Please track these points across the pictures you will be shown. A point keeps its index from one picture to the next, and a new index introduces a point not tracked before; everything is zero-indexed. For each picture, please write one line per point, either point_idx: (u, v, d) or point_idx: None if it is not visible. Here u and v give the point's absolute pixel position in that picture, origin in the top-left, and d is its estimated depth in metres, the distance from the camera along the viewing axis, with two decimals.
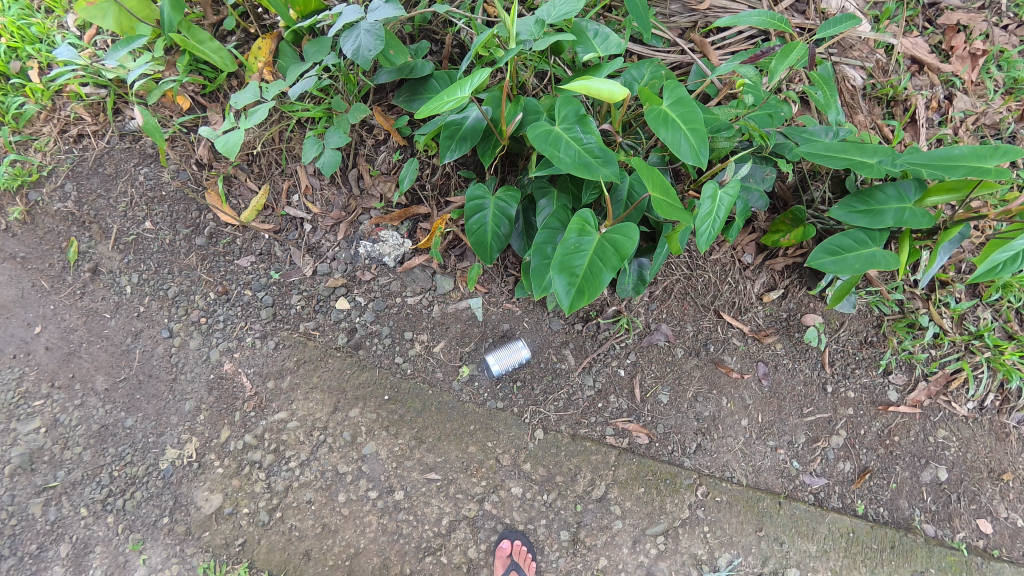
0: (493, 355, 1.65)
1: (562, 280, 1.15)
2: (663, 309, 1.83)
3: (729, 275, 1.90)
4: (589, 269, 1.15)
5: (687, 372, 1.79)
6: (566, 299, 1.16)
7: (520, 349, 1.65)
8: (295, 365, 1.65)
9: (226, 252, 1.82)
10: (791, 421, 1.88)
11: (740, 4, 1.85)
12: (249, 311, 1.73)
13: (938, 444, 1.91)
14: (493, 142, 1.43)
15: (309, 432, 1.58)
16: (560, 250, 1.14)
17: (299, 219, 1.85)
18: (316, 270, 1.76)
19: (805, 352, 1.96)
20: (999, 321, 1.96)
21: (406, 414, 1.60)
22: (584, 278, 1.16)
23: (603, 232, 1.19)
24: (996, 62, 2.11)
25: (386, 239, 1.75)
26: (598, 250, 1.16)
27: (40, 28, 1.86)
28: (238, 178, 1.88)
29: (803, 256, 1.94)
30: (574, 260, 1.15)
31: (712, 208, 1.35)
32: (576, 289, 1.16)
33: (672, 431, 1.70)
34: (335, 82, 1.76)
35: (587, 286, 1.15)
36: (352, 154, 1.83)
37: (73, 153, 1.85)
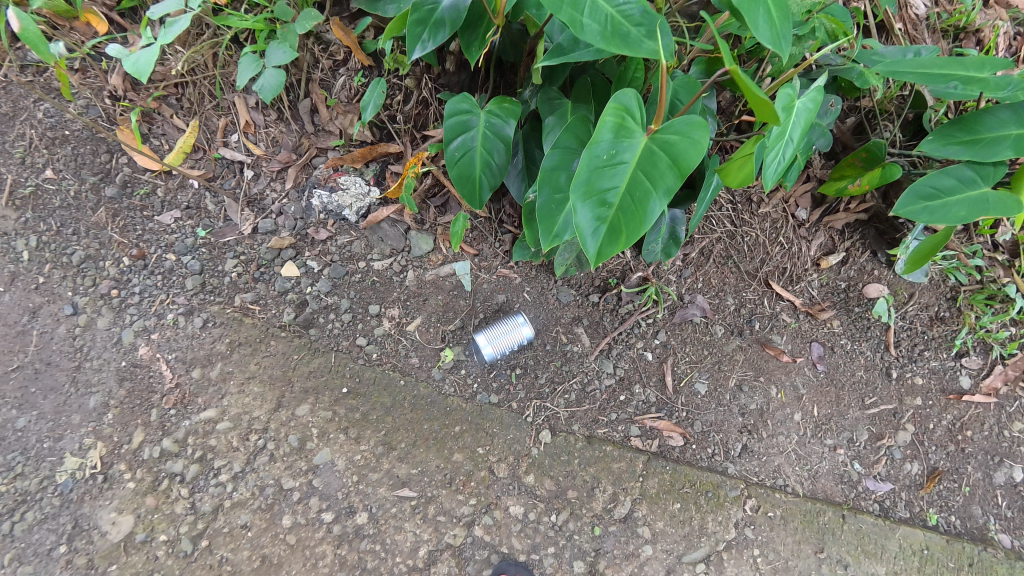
0: (486, 336, 1.27)
1: (584, 216, 0.72)
2: (699, 276, 1.46)
3: (782, 235, 1.52)
4: (627, 201, 0.72)
5: (729, 355, 1.43)
6: (589, 245, 0.72)
7: (523, 329, 1.28)
8: (228, 348, 1.26)
9: (144, 206, 1.45)
10: (848, 413, 1.55)
11: None
12: (172, 281, 1.36)
13: (1015, 440, 1.56)
14: (484, 29, 1.01)
15: (244, 437, 1.18)
16: (583, 165, 0.72)
17: (238, 164, 1.48)
18: (257, 227, 1.39)
19: (864, 331, 1.62)
20: None
21: (370, 411, 1.22)
22: (619, 214, 0.72)
23: (652, 135, 0.76)
24: None
25: (346, 187, 1.36)
26: (645, 165, 0.73)
27: None
28: (163, 114, 1.49)
29: (867, 212, 1.59)
30: (605, 184, 0.73)
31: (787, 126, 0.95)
32: (605, 229, 0.72)
33: (712, 430, 1.33)
34: None
35: (623, 226, 0.72)
36: (304, 80, 1.43)
37: None
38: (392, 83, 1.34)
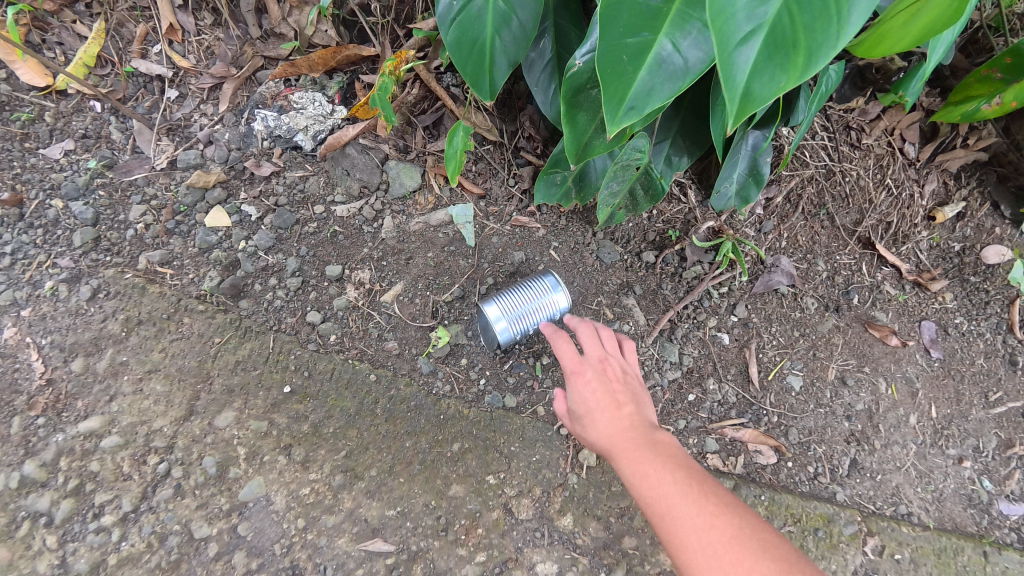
0: (500, 303, 0.86)
1: (737, 2, 0.42)
2: (784, 231, 1.07)
3: (889, 175, 1.11)
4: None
5: (826, 339, 1.05)
6: (738, 62, 0.42)
7: (555, 297, 0.88)
8: (124, 329, 0.88)
9: (23, 138, 1.00)
10: (970, 414, 1.11)
11: None
12: (59, 233, 0.94)
13: None
14: None
15: (139, 459, 0.80)
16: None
17: (159, 82, 1.08)
18: (176, 160, 1.01)
19: (980, 308, 1.16)
20: None
21: (326, 422, 0.85)
22: (794, 8, 0.42)
23: None
24: None
25: (299, 105, 0.97)
26: None
27: None
28: (63, 19, 1.05)
29: (988, 149, 1.15)
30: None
31: None
32: (765, 36, 0.43)
33: (811, 439, 0.97)
34: None
35: (799, 32, 0.43)
36: None
37: None
38: None
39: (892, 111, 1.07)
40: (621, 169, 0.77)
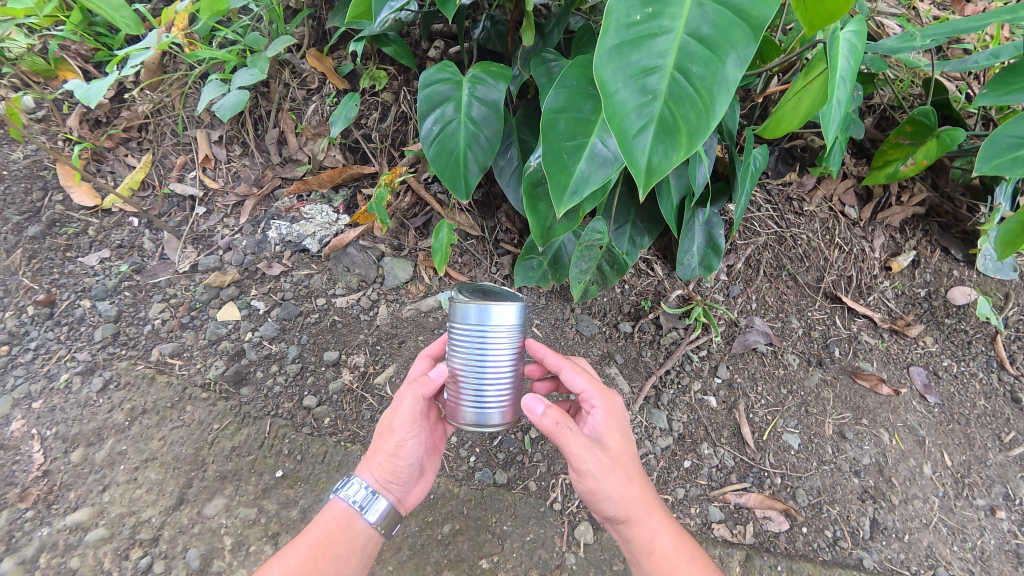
0: (505, 330, 0.67)
1: (625, 106, 0.50)
2: (751, 293, 1.15)
3: (838, 236, 1.22)
4: (679, 84, 0.51)
5: (814, 392, 1.06)
6: (638, 148, 0.51)
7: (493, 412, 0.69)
8: (128, 419, 0.93)
9: (67, 248, 1.20)
10: (989, 459, 1.08)
11: None
12: (79, 331, 1.06)
13: None
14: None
15: (121, 554, 0.81)
16: (610, 36, 0.51)
17: (190, 200, 1.26)
18: (197, 264, 1.13)
19: (965, 348, 1.19)
20: None
21: (314, 508, 0.86)
22: (672, 103, 0.51)
23: None
24: None
25: (310, 216, 1.12)
26: (704, 28, 0.52)
27: None
28: (117, 154, 1.34)
29: (922, 205, 1.27)
30: (644, 63, 0.52)
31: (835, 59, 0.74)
32: (655, 127, 0.51)
33: (823, 500, 0.94)
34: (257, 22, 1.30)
35: (680, 119, 0.51)
36: (274, 111, 1.26)
37: None
38: (368, 101, 1.16)
39: (825, 182, 1.22)
40: (587, 248, 0.88)
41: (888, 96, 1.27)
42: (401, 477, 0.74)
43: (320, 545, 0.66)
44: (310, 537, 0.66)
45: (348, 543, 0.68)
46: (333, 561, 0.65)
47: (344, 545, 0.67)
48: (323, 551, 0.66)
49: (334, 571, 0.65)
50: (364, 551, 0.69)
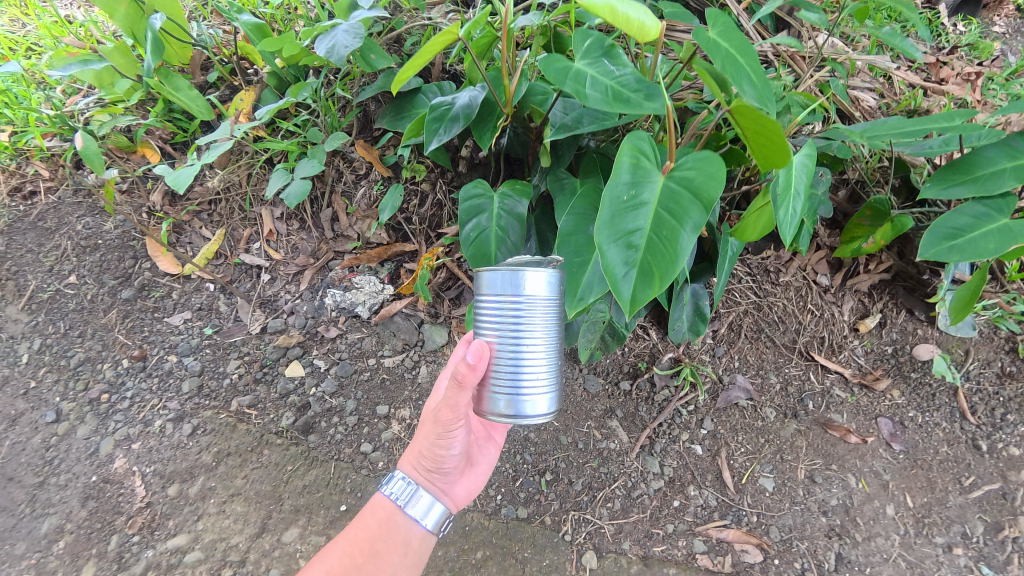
0: (538, 299, 0.79)
1: (615, 258, 0.72)
2: (733, 353, 1.35)
3: (810, 302, 1.43)
4: (654, 241, 0.73)
5: (789, 442, 1.25)
6: (624, 287, 0.72)
7: (532, 377, 0.81)
8: (214, 460, 1.14)
9: (156, 308, 1.43)
10: (949, 500, 1.23)
11: None
12: (168, 384, 1.28)
13: None
14: (494, 121, 1.08)
15: (212, 573, 1.00)
16: (606, 210, 0.73)
17: (256, 268, 1.48)
18: (266, 326, 1.35)
19: (929, 399, 1.36)
20: None
21: None
22: (649, 254, 0.73)
23: (666, 179, 0.79)
24: None
25: (360, 285, 1.35)
26: (669, 204, 0.75)
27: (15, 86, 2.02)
28: (193, 226, 1.58)
29: (890, 271, 1.46)
30: (630, 226, 0.74)
31: (790, 180, 0.96)
32: (636, 271, 0.72)
33: (794, 537, 1.11)
34: (314, 118, 1.56)
35: (654, 266, 0.72)
36: (328, 193, 1.51)
37: (17, 208, 1.81)
38: (410, 190, 1.41)
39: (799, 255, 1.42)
40: (592, 322, 1.08)
41: (862, 170, 1.44)
42: (446, 454, 0.91)
43: (361, 541, 0.88)
44: (352, 537, 0.88)
45: (385, 539, 0.89)
46: (374, 552, 0.87)
47: (387, 535, 0.89)
48: (363, 547, 0.87)
49: (374, 561, 0.86)
50: (401, 545, 0.89)
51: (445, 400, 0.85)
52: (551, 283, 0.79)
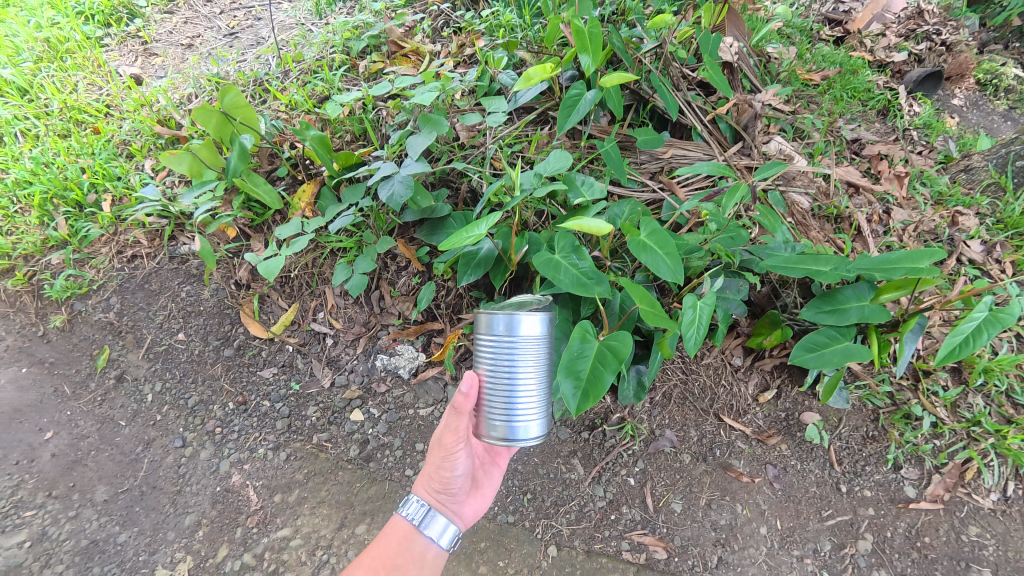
0: (529, 337, 1.33)
1: (566, 388, 1.28)
2: (665, 414, 1.92)
3: (723, 378, 2.01)
4: (591, 377, 1.29)
5: (698, 478, 1.84)
6: (571, 404, 1.28)
7: (523, 391, 1.34)
8: (304, 478, 1.71)
9: (251, 363, 1.96)
10: (808, 525, 1.85)
11: (695, 156, 2.54)
12: (265, 422, 1.83)
13: (973, 543, 1.97)
14: (503, 267, 1.69)
15: (311, 552, 1.59)
16: (564, 360, 1.29)
17: (322, 333, 2.01)
18: (334, 381, 1.90)
19: (809, 451, 1.99)
20: (993, 406, 2.23)
21: None
22: (588, 384, 1.28)
23: (603, 338, 1.35)
24: (915, 184, 3.05)
25: (401, 352, 1.91)
26: (601, 356, 1.30)
27: (123, 171, 2.69)
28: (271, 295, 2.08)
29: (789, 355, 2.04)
30: (577, 368, 1.30)
31: (695, 316, 1.52)
32: (579, 394, 1.28)
33: (690, 544, 1.72)
34: (367, 219, 2.02)
35: (590, 391, 1.28)
36: (376, 278, 2.05)
37: (123, 271, 2.33)
38: (441, 285, 1.96)
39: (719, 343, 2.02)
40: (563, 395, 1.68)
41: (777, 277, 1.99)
42: (453, 472, 1.46)
43: (387, 557, 1.39)
44: (380, 553, 1.39)
45: (402, 554, 1.40)
46: (397, 561, 1.39)
47: (405, 548, 1.41)
48: (389, 560, 1.38)
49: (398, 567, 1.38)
50: (417, 557, 1.42)
51: (454, 424, 1.39)
52: (539, 326, 1.34)
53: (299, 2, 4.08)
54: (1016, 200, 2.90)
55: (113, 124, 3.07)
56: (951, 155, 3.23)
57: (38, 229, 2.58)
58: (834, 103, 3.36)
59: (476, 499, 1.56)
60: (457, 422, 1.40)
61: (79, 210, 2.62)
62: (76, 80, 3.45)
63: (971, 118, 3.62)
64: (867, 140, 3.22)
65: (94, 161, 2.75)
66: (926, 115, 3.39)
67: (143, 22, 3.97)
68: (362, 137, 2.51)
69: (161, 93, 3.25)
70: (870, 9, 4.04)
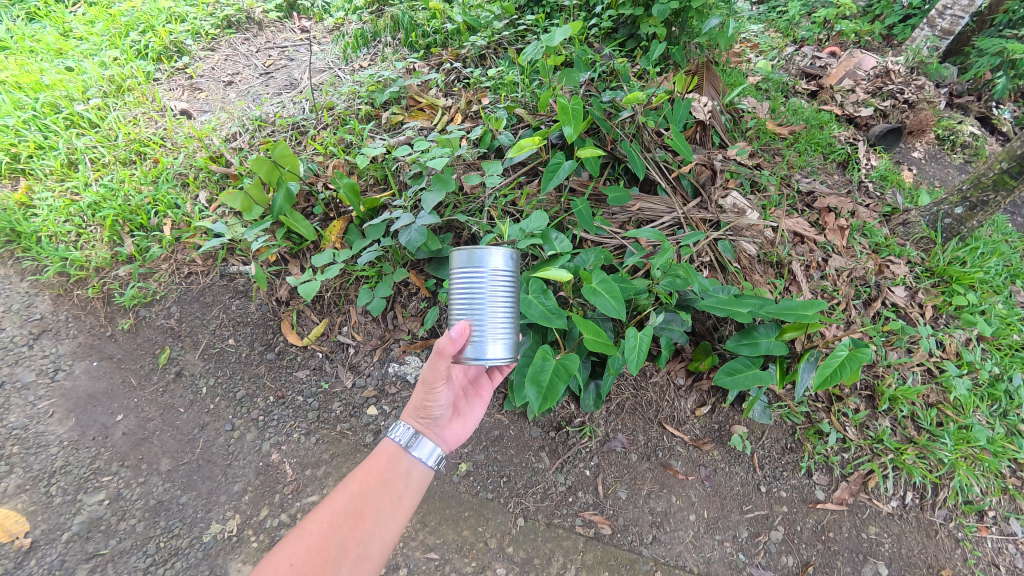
0: (496, 271, 1.74)
1: (531, 393, 1.78)
2: (619, 421, 2.45)
3: (668, 394, 2.53)
4: (551, 386, 1.79)
5: (641, 473, 2.35)
6: (535, 405, 1.77)
7: (493, 314, 1.73)
8: (330, 457, 2.24)
9: (290, 366, 2.49)
10: (730, 516, 2.33)
11: (660, 209, 3.07)
12: (299, 413, 2.37)
13: (872, 539, 2.40)
14: None
15: None
16: (530, 373, 1.79)
17: (346, 344, 2.53)
18: (355, 383, 2.43)
19: (736, 457, 2.48)
20: (898, 429, 2.71)
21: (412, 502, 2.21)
22: (548, 391, 1.78)
23: (560, 358, 1.84)
24: (860, 232, 3.40)
25: (409, 362, 2.43)
26: (558, 372, 1.80)
27: (180, 198, 3.19)
28: (305, 311, 2.60)
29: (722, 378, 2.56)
30: (540, 379, 1.79)
31: (636, 343, 2.03)
32: (541, 398, 1.79)
33: (631, 523, 2.21)
34: (386, 253, 2.53)
35: (550, 396, 1.78)
36: (391, 301, 2.57)
37: (180, 284, 2.84)
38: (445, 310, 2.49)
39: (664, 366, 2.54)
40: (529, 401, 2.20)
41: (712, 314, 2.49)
42: (434, 403, 1.91)
43: (376, 473, 1.78)
44: (373, 470, 1.78)
45: (392, 470, 1.79)
46: (385, 475, 1.78)
47: (393, 465, 1.81)
48: (378, 475, 1.77)
49: (387, 479, 1.77)
50: (405, 473, 1.80)
51: (432, 369, 1.78)
52: (505, 261, 1.74)
53: (328, 46, 4.62)
54: (942, 252, 3.37)
55: (169, 155, 3.58)
56: (897, 205, 3.67)
57: (107, 246, 3.07)
58: (799, 154, 3.84)
59: (455, 425, 2.02)
60: (436, 365, 1.77)
61: (143, 230, 3.11)
62: (135, 112, 3.98)
63: (929, 170, 4.19)
64: (820, 192, 3.55)
65: (158, 190, 3.22)
66: (880, 169, 3.89)
67: (190, 60, 4.56)
68: (382, 182, 3.01)
69: (207, 126, 3.75)
70: (844, 66, 4.72)
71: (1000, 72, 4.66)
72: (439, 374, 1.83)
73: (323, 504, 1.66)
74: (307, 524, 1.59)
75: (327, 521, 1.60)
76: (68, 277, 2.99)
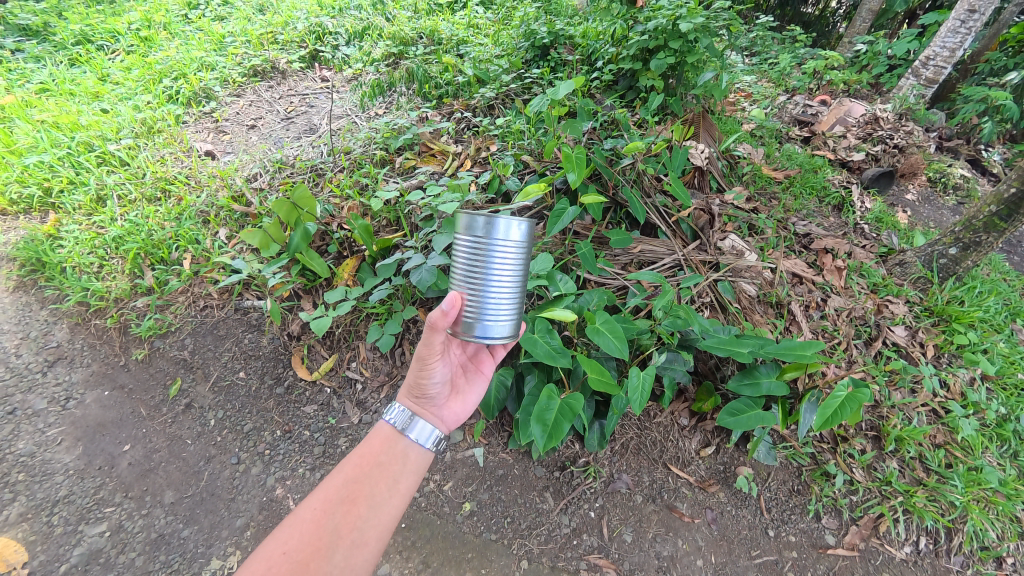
0: (507, 245, 1.69)
1: (536, 432, 1.81)
2: (623, 461, 2.46)
3: (672, 434, 2.55)
4: (555, 425, 1.82)
5: (646, 515, 2.33)
6: (539, 444, 1.80)
7: (501, 292, 1.72)
8: None
9: (298, 401, 2.54)
10: (738, 561, 2.28)
11: (660, 251, 3.19)
12: (305, 447, 2.40)
13: None
14: None
15: None
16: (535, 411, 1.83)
17: (354, 379, 2.59)
18: (363, 419, 2.48)
19: (743, 499, 2.46)
20: (907, 471, 2.68)
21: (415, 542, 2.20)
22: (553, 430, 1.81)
23: (564, 396, 1.89)
24: (858, 272, 3.49)
25: None
26: (562, 410, 1.84)
27: (200, 234, 3.34)
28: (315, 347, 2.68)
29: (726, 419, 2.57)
30: (544, 418, 1.83)
31: (639, 382, 2.07)
32: (545, 436, 1.82)
33: (637, 568, 2.18)
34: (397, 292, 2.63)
35: (555, 434, 1.81)
36: (399, 338, 2.64)
37: (195, 316, 2.93)
38: None
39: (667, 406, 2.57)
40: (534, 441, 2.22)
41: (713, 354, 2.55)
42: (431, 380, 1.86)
43: (369, 458, 1.73)
44: (366, 454, 1.73)
45: (386, 453, 1.75)
46: (380, 458, 1.73)
47: (388, 447, 1.76)
48: (372, 458, 1.73)
49: (381, 463, 1.72)
50: (401, 456, 1.76)
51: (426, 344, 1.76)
52: (519, 234, 1.69)
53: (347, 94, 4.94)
54: (939, 291, 3.44)
55: (192, 193, 3.78)
56: (893, 245, 3.77)
57: (128, 277, 3.20)
58: (794, 197, 4.00)
59: (454, 403, 1.98)
60: (431, 339, 1.75)
61: (163, 264, 3.24)
62: (163, 152, 4.23)
63: (923, 211, 4.33)
64: (816, 234, 3.67)
65: (179, 226, 3.37)
66: (875, 210, 4.02)
67: (217, 104, 4.88)
68: (394, 223, 3.16)
69: (230, 166, 3.98)
70: (834, 113, 4.93)
71: (984, 119, 4.88)
72: (434, 349, 1.80)
73: (317, 491, 1.62)
74: (301, 511, 1.56)
75: (320, 509, 1.57)
76: (88, 307, 3.10)
